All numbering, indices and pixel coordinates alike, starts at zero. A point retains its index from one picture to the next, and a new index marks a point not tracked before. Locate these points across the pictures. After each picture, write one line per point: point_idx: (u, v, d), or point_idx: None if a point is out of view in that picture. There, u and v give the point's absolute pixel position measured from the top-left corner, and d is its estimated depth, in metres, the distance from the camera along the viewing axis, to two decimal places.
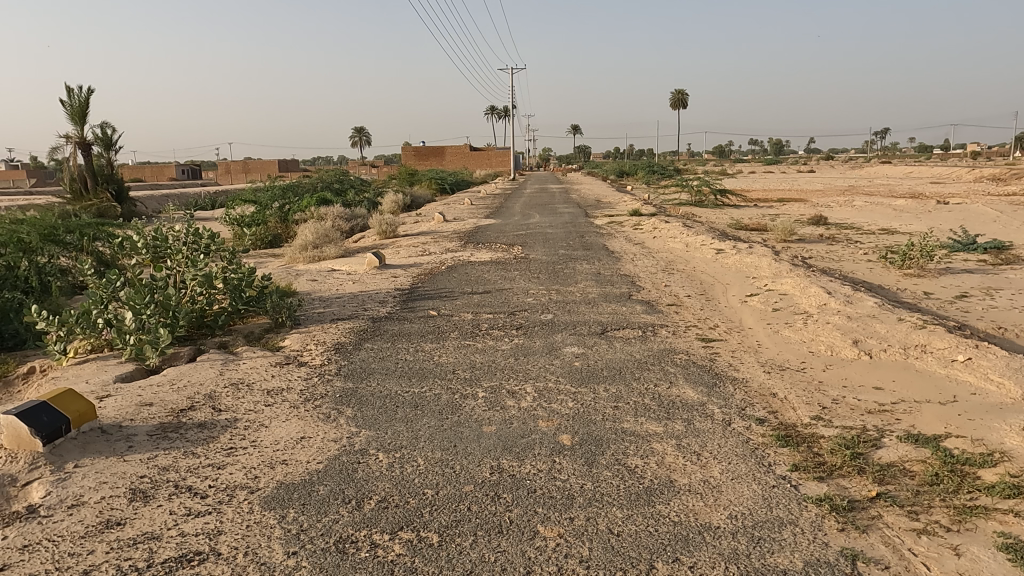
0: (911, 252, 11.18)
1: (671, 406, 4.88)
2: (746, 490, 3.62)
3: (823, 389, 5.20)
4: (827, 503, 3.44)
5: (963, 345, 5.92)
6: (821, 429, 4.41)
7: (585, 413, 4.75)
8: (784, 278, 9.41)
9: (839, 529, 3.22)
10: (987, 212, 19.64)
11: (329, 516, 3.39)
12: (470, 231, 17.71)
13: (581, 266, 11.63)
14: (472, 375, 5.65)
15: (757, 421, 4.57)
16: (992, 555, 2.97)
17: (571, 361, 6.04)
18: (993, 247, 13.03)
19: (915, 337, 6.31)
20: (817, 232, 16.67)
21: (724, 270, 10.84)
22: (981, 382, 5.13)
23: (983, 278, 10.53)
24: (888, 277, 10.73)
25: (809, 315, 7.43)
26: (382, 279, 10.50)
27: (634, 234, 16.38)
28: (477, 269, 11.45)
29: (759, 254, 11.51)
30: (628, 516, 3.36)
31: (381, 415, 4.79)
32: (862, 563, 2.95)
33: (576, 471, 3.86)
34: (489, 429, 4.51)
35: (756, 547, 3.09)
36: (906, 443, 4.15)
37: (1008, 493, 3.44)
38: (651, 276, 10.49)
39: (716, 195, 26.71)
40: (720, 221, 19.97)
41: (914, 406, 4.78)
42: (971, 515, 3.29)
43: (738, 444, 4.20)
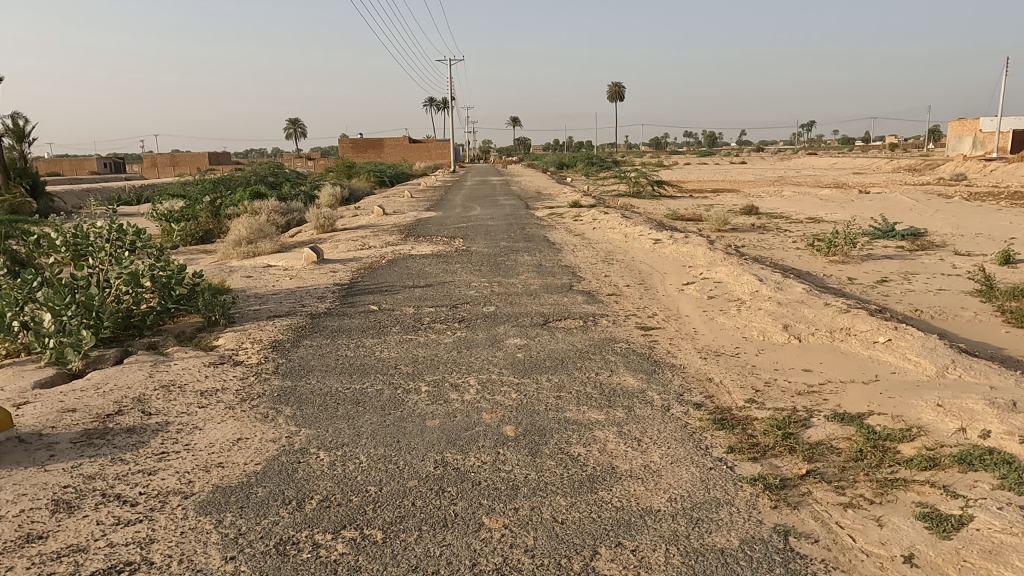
0: (836, 240, 11.69)
1: (612, 394, 4.96)
2: (684, 473, 3.72)
3: (756, 373, 5.40)
4: (760, 482, 3.58)
5: (884, 327, 6.24)
6: (755, 412, 4.58)
7: (529, 404, 4.78)
8: (719, 266, 9.69)
9: (772, 507, 3.35)
10: (904, 200, 20.74)
11: (269, 518, 3.31)
12: (410, 224, 17.52)
13: (523, 257, 11.67)
14: (415, 369, 5.60)
15: (694, 406, 4.70)
16: (911, 524, 3.14)
17: (513, 352, 6.06)
18: (910, 234, 13.77)
19: (841, 320, 6.62)
20: (749, 221, 17.22)
21: (662, 259, 11.07)
22: (900, 362, 5.43)
23: (902, 263, 11.10)
24: (816, 264, 11.20)
25: (742, 302, 7.67)
26: (320, 274, 10.27)
27: (575, 225, 16.57)
28: (418, 262, 11.34)
29: (694, 243, 11.82)
30: (572, 504, 3.41)
31: (322, 412, 4.69)
32: (793, 538, 3.08)
33: (521, 462, 3.88)
34: (433, 423, 4.48)
35: (694, 528, 3.18)
36: (833, 422, 4.36)
37: (924, 465, 3.66)
38: (591, 267, 10.63)
39: (653, 185, 27.22)
40: (657, 211, 20.38)
41: (840, 386, 5.02)
42: (892, 487, 3.48)
43: (677, 429, 4.31)
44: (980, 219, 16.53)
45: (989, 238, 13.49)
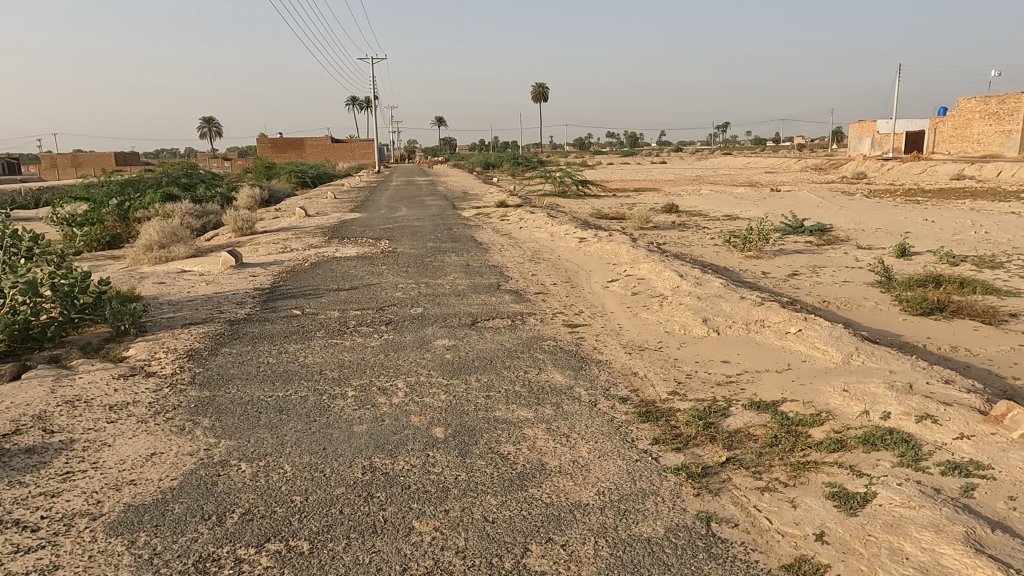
0: (751, 236, 12.23)
1: (541, 392, 5.01)
2: (612, 466, 3.80)
3: (678, 366, 5.58)
4: (684, 471, 3.71)
5: (794, 318, 6.59)
6: (677, 403, 4.74)
7: (458, 405, 4.76)
8: (641, 263, 9.96)
9: (695, 495, 3.47)
10: (812, 198, 21.93)
11: (187, 535, 3.16)
12: (334, 225, 17.14)
13: (450, 258, 11.62)
14: (341, 374, 5.48)
15: (619, 400, 4.81)
16: (822, 503, 3.33)
17: (442, 353, 6.03)
18: (818, 229, 14.57)
19: (756, 312, 6.93)
20: (669, 219, 17.77)
21: (587, 258, 11.27)
22: (809, 350, 5.75)
23: (810, 257, 11.74)
24: (732, 260, 11.68)
25: (664, 297, 7.91)
26: (239, 279, 9.89)
27: (501, 225, 16.64)
28: (343, 264, 11.11)
29: (618, 241, 12.10)
30: (502, 502, 3.42)
31: (242, 422, 4.52)
32: (714, 523, 3.20)
33: (451, 463, 3.87)
34: (360, 428, 4.40)
35: (622, 519, 3.26)
36: (750, 410, 4.56)
37: (832, 447, 3.88)
38: (519, 266, 10.71)
39: (578, 185, 27.68)
40: (582, 210, 20.73)
41: (756, 376, 5.26)
42: (805, 469, 3.68)
43: (604, 424, 4.40)
44: (878, 214, 17.68)
45: (886, 233, 14.44)
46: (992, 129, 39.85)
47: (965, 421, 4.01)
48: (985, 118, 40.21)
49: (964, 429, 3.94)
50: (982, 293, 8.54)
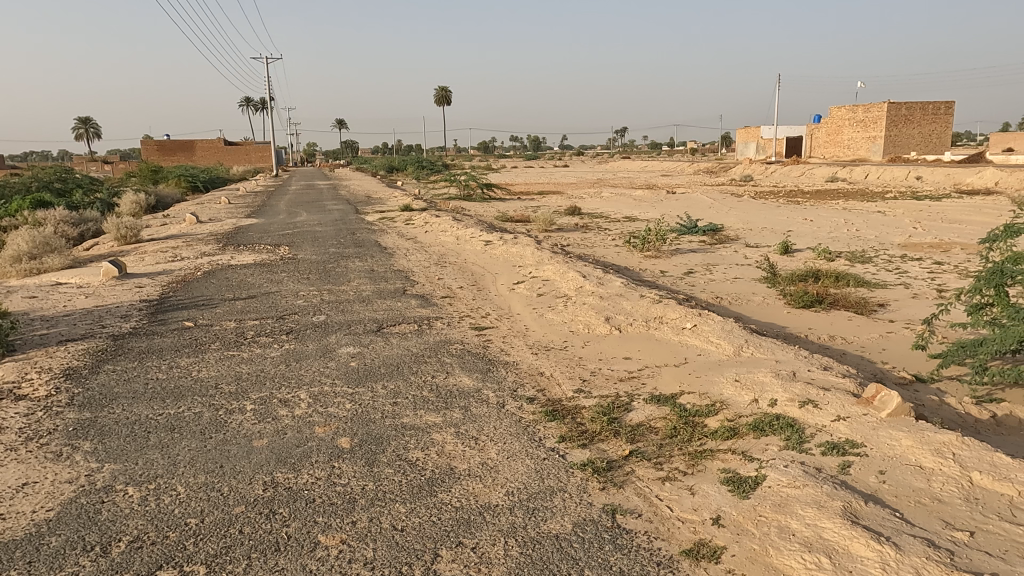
0: (649, 237, 12.74)
1: (449, 396, 4.99)
2: (520, 466, 3.85)
3: (583, 364, 5.72)
4: (590, 467, 3.80)
5: (690, 314, 6.91)
6: (582, 400, 4.86)
7: (364, 414, 4.66)
8: (546, 265, 10.13)
9: (600, 489, 3.57)
10: (704, 200, 23.08)
11: (67, 570, 2.92)
12: (229, 232, 16.36)
13: (353, 264, 11.35)
14: (239, 388, 5.22)
15: (527, 400, 4.87)
16: (718, 488, 3.51)
17: (346, 361, 5.89)
18: (710, 229, 15.36)
19: (654, 310, 7.22)
20: (572, 222, 18.17)
21: (493, 260, 11.33)
22: (704, 344, 6.05)
23: (704, 256, 12.36)
24: (632, 259, 12.12)
25: (568, 297, 8.09)
26: (123, 291, 9.23)
27: (406, 229, 16.45)
28: (239, 272, 10.61)
29: (523, 243, 12.26)
30: (411, 510, 3.38)
31: (129, 444, 4.22)
32: (620, 515, 3.31)
33: (357, 473, 3.78)
34: (261, 443, 4.21)
35: (531, 517, 3.30)
36: (651, 403, 4.75)
37: (726, 435, 4.10)
38: (425, 270, 10.63)
39: (483, 188, 27.79)
40: (487, 214, 20.82)
41: (655, 370, 5.48)
42: (702, 458, 3.87)
43: (512, 424, 4.44)
44: (764, 215, 18.86)
45: (771, 232, 15.42)
46: (860, 136, 43.47)
47: (841, 404, 4.36)
48: (854, 125, 43.80)
49: (840, 411, 4.27)
50: (855, 286, 9.31)
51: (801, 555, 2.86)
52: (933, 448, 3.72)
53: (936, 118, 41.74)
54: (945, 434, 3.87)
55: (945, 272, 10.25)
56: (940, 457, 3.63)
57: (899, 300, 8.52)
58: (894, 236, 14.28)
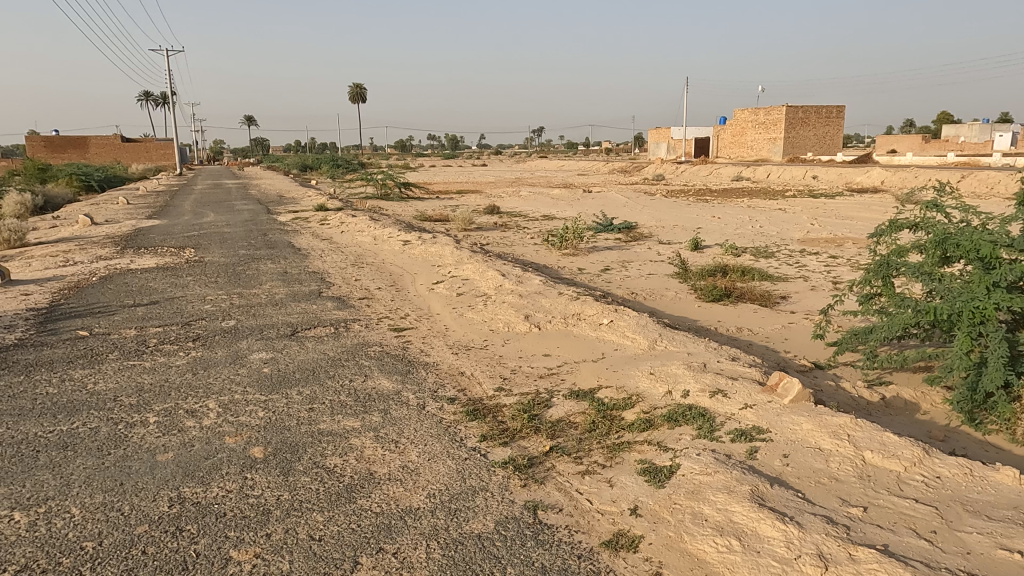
0: (567, 235, 12.95)
1: (368, 399, 4.89)
2: (442, 467, 3.81)
3: (503, 362, 5.74)
4: (511, 464, 3.82)
5: (607, 310, 7.07)
6: (503, 399, 4.88)
7: (278, 422, 4.49)
8: (465, 264, 10.10)
9: (522, 486, 3.60)
10: (619, 198, 23.69)
11: None
12: (128, 234, 15.39)
13: (265, 266, 10.93)
14: (140, 400, 4.92)
15: (447, 400, 4.84)
16: (635, 479, 3.61)
17: (259, 367, 5.66)
18: (625, 226, 15.77)
19: (572, 307, 7.34)
20: (491, 220, 18.18)
21: (412, 260, 11.19)
22: (620, 339, 6.20)
23: (620, 253, 12.68)
24: (551, 257, 12.28)
25: (488, 296, 8.10)
26: (6, 299, 8.50)
27: (321, 229, 16.00)
28: (139, 277, 10.00)
29: (442, 243, 12.17)
30: (329, 518, 3.28)
31: (14, 465, 3.89)
32: (541, 511, 3.34)
33: (272, 483, 3.64)
34: (165, 457, 3.98)
35: (453, 518, 3.28)
36: (570, 399, 4.82)
37: (642, 428, 4.23)
38: (341, 272, 10.37)
39: (400, 187, 27.40)
40: (404, 213, 20.53)
41: (574, 366, 5.57)
42: (620, 450, 3.97)
43: (432, 426, 4.40)
44: (675, 213, 19.54)
45: (682, 229, 16.02)
46: (762, 138, 45.82)
47: (748, 393, 4.57)
48: (756, 127, 46.13)
49: (747, 399, 4.48)
50: (760, 280, 9.80)
51: (713, 539, 2.99)
52: (831, 430, 3.97)
53: (830, 120, 44.57)
54: (841, 417, 4.13)
55: (839, 265, 10.96)
56: (836, 439, 3.88)
57: (799, 292, 9.04)
58: (794, 231, 15.14)
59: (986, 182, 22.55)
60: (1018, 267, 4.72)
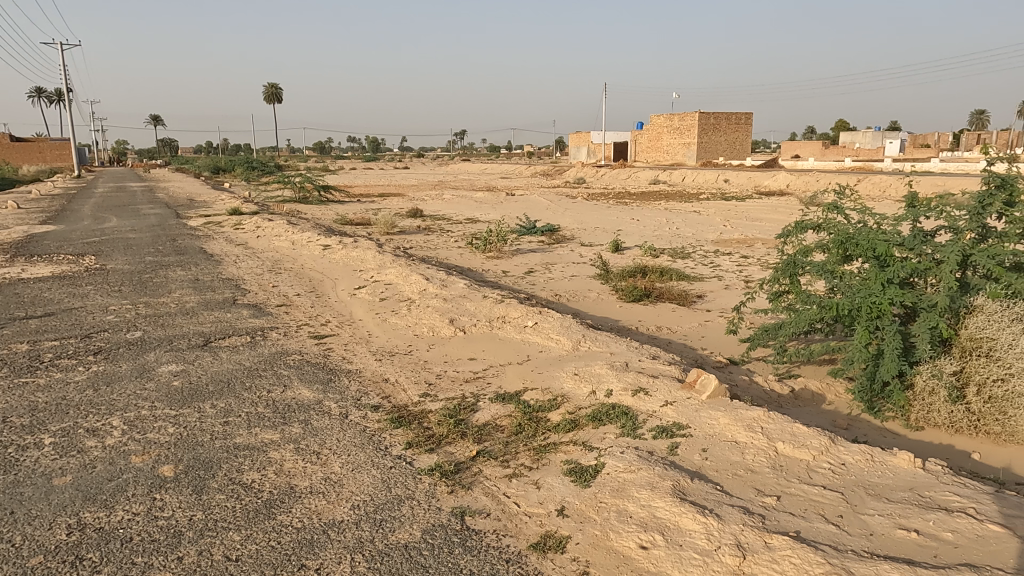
0: (491, 238, 12.96)
1: (287, 410, 4.72)
2: (366, 477, 3.72)
3: (428, 367, 5.68)
4: (437, 471, 3.77)
5: (531, 312, 7.11)
6: (429, 404, 4.82)
7: (190, 437, 4.26)
8: (388, 268, 9.93)
9: (448, 492, 3.56)
10: (541, 201, 23.94)
11: None
12: (17, 241, 14.24)
13: (174, 273, 10.38)
14: (34, 420, 4.55)
15: (371, 408, 4.74)
16: (561, 480, 3.64)
17: (169, 381, 5.35)
18: (547, 229, 15.96)
19: (497, 309, 7.34)
20: (414, 224, 17.97)
21: (332, 266, 10.90)
22: (545, 341, 6.26)
23: (543, 255, 12.82)
24: (475, 261, 12.26)
25: (411, 301, 7.98)
26: None
27: (235, 234, 15.36)
28: (31, 287, 9.26)
29: (364, 247, 11.92)
30: (246, 536, 3.14)
31: None
32: (469, 517, 3.31)
33: (184, 503, 3.44)
34: (63, 481, 3.70)
35: (378, 530, 3.20)
36: (496, 402, 4.82)
37: (568, 428, 4.27)
38: (257, 278, 9.98)
39: (319, 191, 26.67)
40: (324, 217, 20.00)
41: (500, 369, 5.57)
42: (546, 452, 3.99)
43: (356, 435, 4.29)
44: (595, 215, 19.93)
45: (603, 231, 16.38)
46: (677, 142, 47.47)
47: (668, 390, 4.71)
48: (671, 132, 47.77)
49: (668, 396, 4.61)
50: (677, 280, 10.13)
51: (638, 535, 3.05)
52: (746, 424, 4.14)
53: (739, 127, 46.72)
54: (754, 410, 4.31)
55: (750, 265, 11.48)
56: (751, 432, 4.05)
57: (714, 291, 9.40)
58: (707, 233, 15.76)
59: (879, 186, 24.23)
60: (909, 265, 5.09)
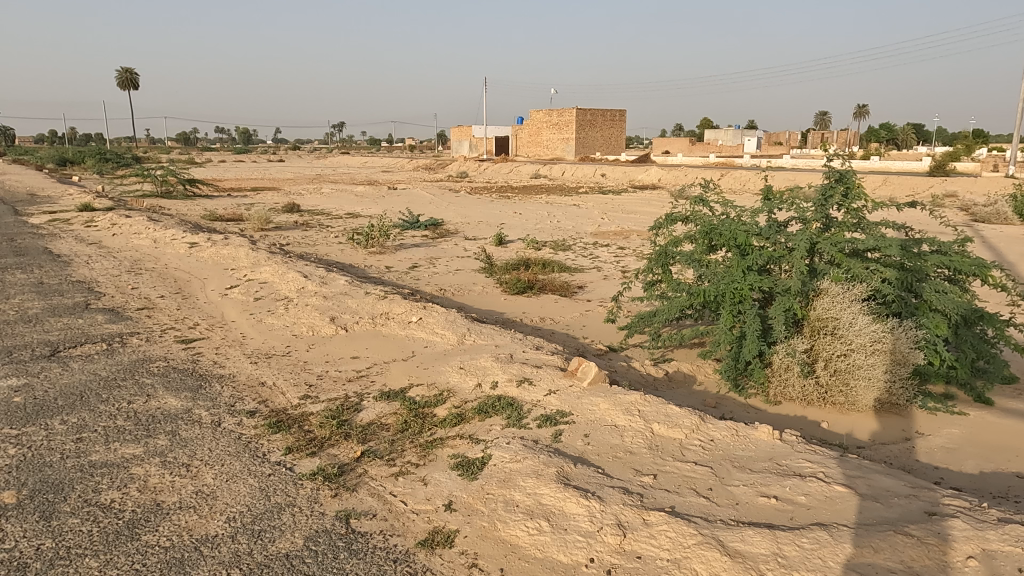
0: (373, 233, 12.66)
1: (152, 421, 4.37)
2: (242, 487, 3.53)
3: (308, 368, 5.46)
4: (320, 475, 3.64)
5: (415, 307, 7.03)
6: (309, 407, 4.64)
7: (35, 458, 3.84)
8: (262, 266, 9.44)
9: (332, 496, 3.45)
10: (424, 195, 23.71)
11: None
12: None
13: (13, 277, 9.29)
14: None
15: (246, 414, 4.49)
16: (448, 475, 3.63)
17: (8, 397, 4.79)
18: (431, 223, 15.84)
19: (380, 306, 7.19)
20: (291, 219, 17.20)
21: (199, 265, 10.20)
22: (430, 336, 6.21)
23: (427, 250, 12.70)
24: (357, 256, 11.94)
25: (289, 300, 7.64)
26: None
27: (86, 233, 13.99)
28: None
29: (235, 245, 11.26)
30: (106, 562, 2.88)
31: None
32: (354, 519, 3.23)
33: (30, 532, 3.10)
34: None
35: (256, 541, 3.05)
36: (381, 401, 4.72)
37: (454, 422, 4.27)
38: (114, 280, 9.15)
39: (184, 184, 24.89)
40: (190, 213, 18.66)
41: (384, 367, 5.47)
42: (432, 447, 3.97)
43: (230, 444, 4.05)
44: (478, 209, 20.00)
45: (487, 225, 16.49)
46: (556, 137, 48.62)
47: (552, 379, 4.83)
48: (551, 127, 48.87)
49: (551, 385, 4.73)
50: (559, 271, 10.39)
51: (524, 523, 3.10)
52: (624, 408, 4.32)
53: (614, 124, 48.64)
54: (632, 394, 4.51)
55: (627, 256, 12.00)
56: (629, 415, 4.23)
57: (594, 282, 9.73)
58: (587, 226, 16.30)
59: (739, 181, 26.10)
60: (766, 253, 5.55)
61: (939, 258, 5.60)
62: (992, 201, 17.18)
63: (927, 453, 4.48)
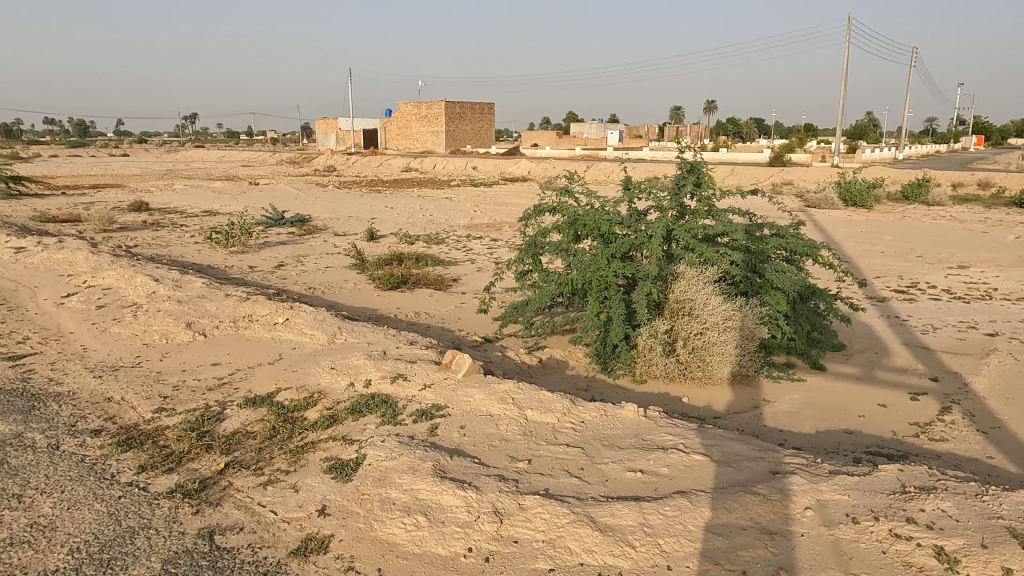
0: (232, 232, 11.92)
1: None
2: (87, 514, 3.21)
3: (162, 379, 5.06)
4: (179, 492, 3.40)
5: (281, 308, 6.71)
6: (165, 420, 4.31)
7: None
8: (105, 271, 8.60)
9: (193, 513, 3.23)
10: (288, 191, 22.65)
11: None
12: None
13: None
14: None
15: (90, 434, 4.09)
16: (322, 478, 3.51)
17: None
18: (297, 220, 15.19)
19: (242, 308, 6.79)
20: (138, 219, 15.81)
21: (29, 272, 9.12)
22: (298, 337, 5.96)
23: (293, 248, 12.16)
24: (216, 257, 11.20)
25: (138, 306, 7.02)
26: None
27: None
28: None
29: (72, 248, 10.18)
30: None
31: None
32: (219, 535, 3.04)
33: None
34: None
35: (106, 571, 2.79)
36: (246, 408, 4.48)
37: (326, 424, 4.13)
38: None
39: (7, 181, 22.11)
40: (14, 214, 16.62)
41: (249, 372, 5.18)
42: (303, 452, 3.82)
43: (71, 468, 3.67)
44: (347, 204, 19.44)
45: (357, 220, 16.06)
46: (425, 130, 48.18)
47: (426, 373, 4.80)
48: (420, 120, 48.36)
49: (426, 379, 4.71)
50: (432, 265, 10.33)
51: (402, 520, 3.07)
52: (499, 397, 4.38)
53: (483, 117, 49.03)
54: (506, 383, 4.59)
55: (499, 247, 12.16)
56: (503, 403, 4.30)
57: (467, 275, 9.77)
58: (459, 218, 16.32)
59: (604, 172, 27.24)
60: (628, 241, 5.83)
61: (777, 241, 6.15)
62: (821, 188, 19.12)
63: (773, 418, 4.93)
